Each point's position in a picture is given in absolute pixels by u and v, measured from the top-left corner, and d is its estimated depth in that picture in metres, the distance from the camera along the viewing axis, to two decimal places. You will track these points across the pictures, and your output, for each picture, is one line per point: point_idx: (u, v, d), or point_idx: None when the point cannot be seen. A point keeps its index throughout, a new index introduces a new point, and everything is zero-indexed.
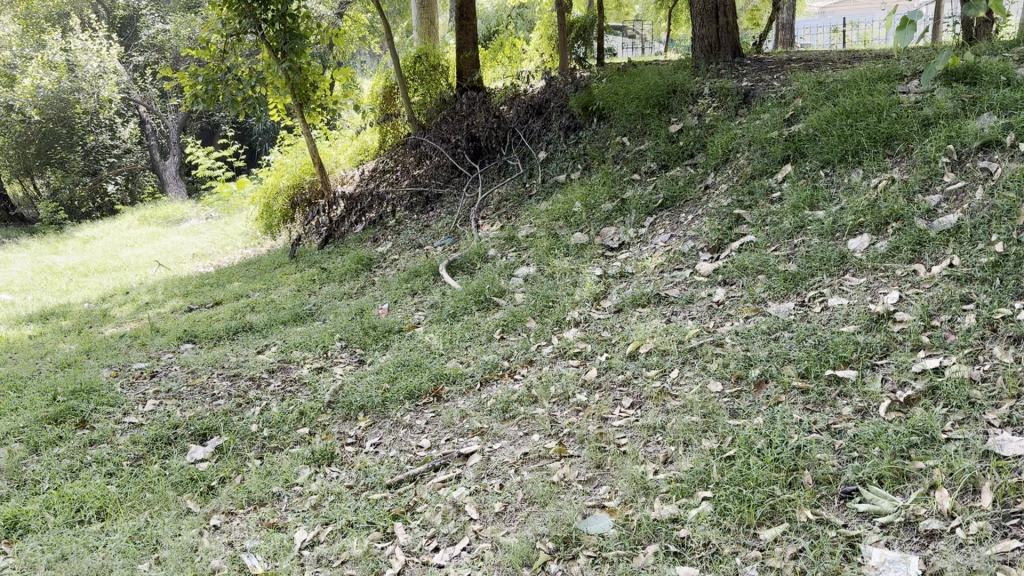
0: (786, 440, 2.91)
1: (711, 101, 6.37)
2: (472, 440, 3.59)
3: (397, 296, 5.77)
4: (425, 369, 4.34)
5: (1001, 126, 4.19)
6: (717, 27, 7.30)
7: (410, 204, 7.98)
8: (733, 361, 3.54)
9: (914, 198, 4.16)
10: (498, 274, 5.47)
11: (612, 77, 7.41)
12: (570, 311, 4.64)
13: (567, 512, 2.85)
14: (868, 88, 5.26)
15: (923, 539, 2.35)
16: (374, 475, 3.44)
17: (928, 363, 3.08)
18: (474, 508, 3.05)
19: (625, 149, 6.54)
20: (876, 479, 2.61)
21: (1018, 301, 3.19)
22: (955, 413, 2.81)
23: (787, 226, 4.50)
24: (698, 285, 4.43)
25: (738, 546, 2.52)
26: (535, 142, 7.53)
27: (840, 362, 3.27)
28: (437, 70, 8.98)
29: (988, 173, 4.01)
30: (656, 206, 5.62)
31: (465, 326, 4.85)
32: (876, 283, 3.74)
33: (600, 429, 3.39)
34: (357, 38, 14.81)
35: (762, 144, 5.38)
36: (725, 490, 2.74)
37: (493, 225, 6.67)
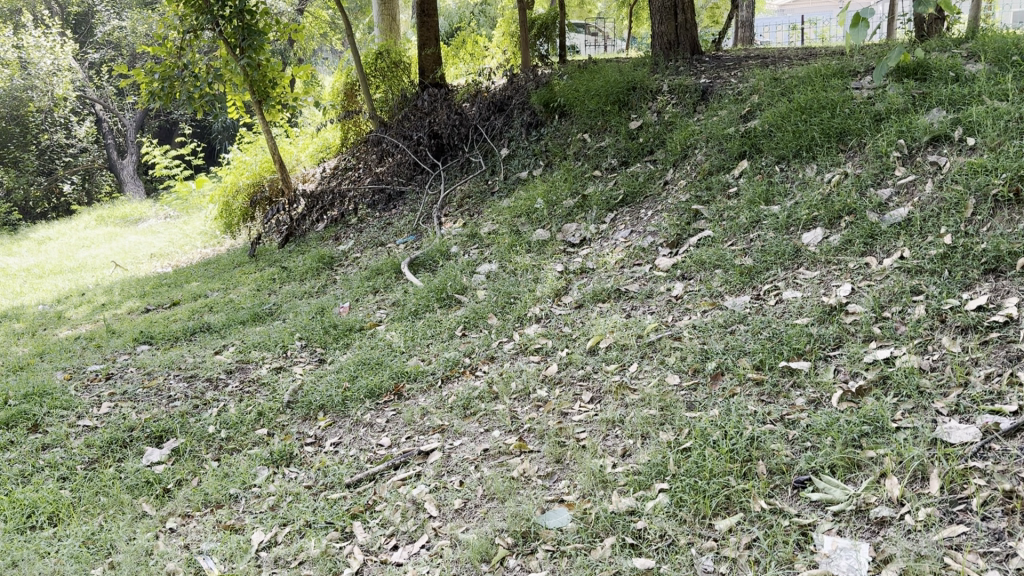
0: (741, 431, 2.94)
1: (670, 98, 6.41)
2: (432, 437, 3.58)
3: (359, 294, 5.74)
4: (385, 368, 4.32)
5: (950, 120, 4.28)
6: (676, 24, 7.35)
7: (371, 202, 7.90)
8: (691, 354, 3.58)
9: (866, 191, 4.23)
10: (460, 271, 5.46)
11: (574, 73, 7.42)
12: (531, 307, 4.65)
13: (526, 507, 2.86)
14: (822, 84, 5.34)
15: (874, 526, 2.40)
16: (332, 475, 3.42)
17: (879, 353, 3.14)
18: (434, 505, 3.04)
19: (586, 146, 6.57)
20: (828, 468, 2.66)
21: (966, 293, 3.27)
22: (905, 402, 2.87)
23: (743, 221, 4.55)
24: (657, 280, 4.47)
25: (694, 536, 2.55)
26: (497, 139, 7.52)
27: (793, 354, 3.33)
28: (398, 67, 8.91)
29: (937, 167, 4.09)
30: (616, 202, 5.65)
31: (427, 324, 4.83)
32: (829, 276, 3.80)
33: (560, 423, 3.41)
34: (318, 35, 14.67)
35: (720, 140, 5.44)
36: (682, 481, 2.77)
37: (454, 223, 6.66)
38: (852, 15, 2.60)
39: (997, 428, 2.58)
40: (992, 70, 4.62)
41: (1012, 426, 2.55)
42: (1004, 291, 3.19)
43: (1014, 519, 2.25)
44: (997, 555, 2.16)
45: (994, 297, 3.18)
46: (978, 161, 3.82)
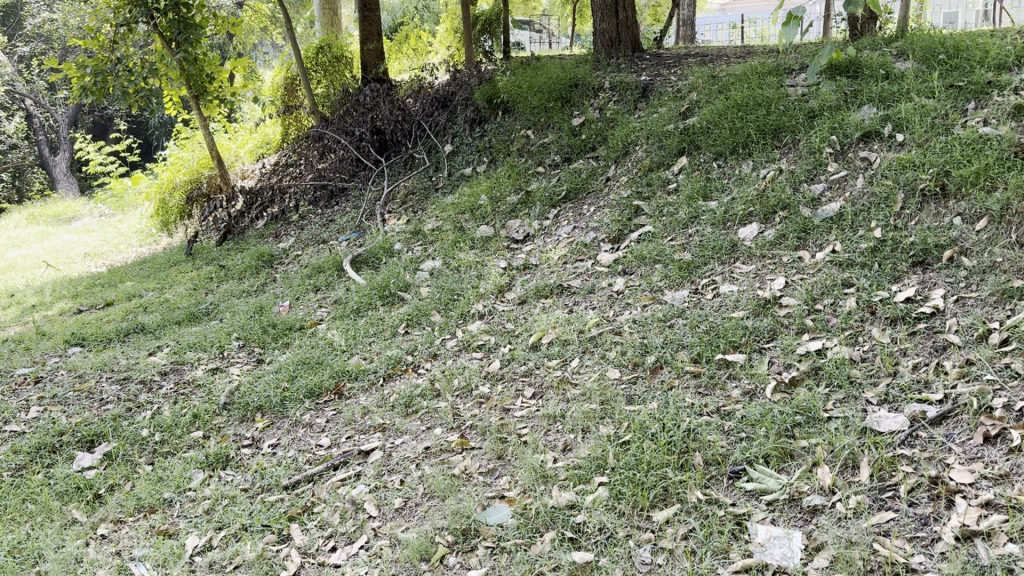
0: (679, 423, 2.98)
1: (611, 95, 6.46)
2: (373, 437, 3.54)
3: (299, 292, 5.65)
4: (326, 367, 4.25)
5: (880, 117, 4.39)
6: (617, 21, 7.40)
7: (314, 199, 7.80)
8: (631, 349, 3.60)
9: (800, 187, 4.32)
10: (403, 268, 5.41)
11: (516, 69, 7.41)
12: (475, 304, 4.63)
13: (467, 504, 2.84)
14: (757, 81, 5.43)
15: (806, 514, 2.44)
16: (270, 477, 3.35)
17: (811, 345, 3.20)
18: (374, 505, 3.00)
19: (530, 142, 6.58)
20: (763, 458, 2.71)
21: (895, 285, 3.36)
22: (837, 392, 2.93)
23: (682, 216, 4.61)
24: (599, 276, 4.49)
25: (632, 529, 2.57)
26: (440, 135, 7.48)
27: (729, 347, 3.38)
28: (340, 62, 8.78)
29: (867, 163, 4.20)
30: (559, 198, 5.66)
31: (369, 321, 4.78)
32: (764, 270, 3.87)
33: (502, 420, 3.40)
34: (258, 29, 14.41)
35: (659, 137, 5.50)
36: (620, 474, 2.78)
37: (398, 219, 6.60)
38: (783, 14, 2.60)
39: (924, 416, 2.66)
40: (921, 68, 4.75)
41: (937, 414, 2.64)
42: (931, 283, 3.29)
43: (939, 504, 2.31)
44: (923, 540, 2.22)
45: (921, 289, 3.28)
46: (906, 157, 3.93)
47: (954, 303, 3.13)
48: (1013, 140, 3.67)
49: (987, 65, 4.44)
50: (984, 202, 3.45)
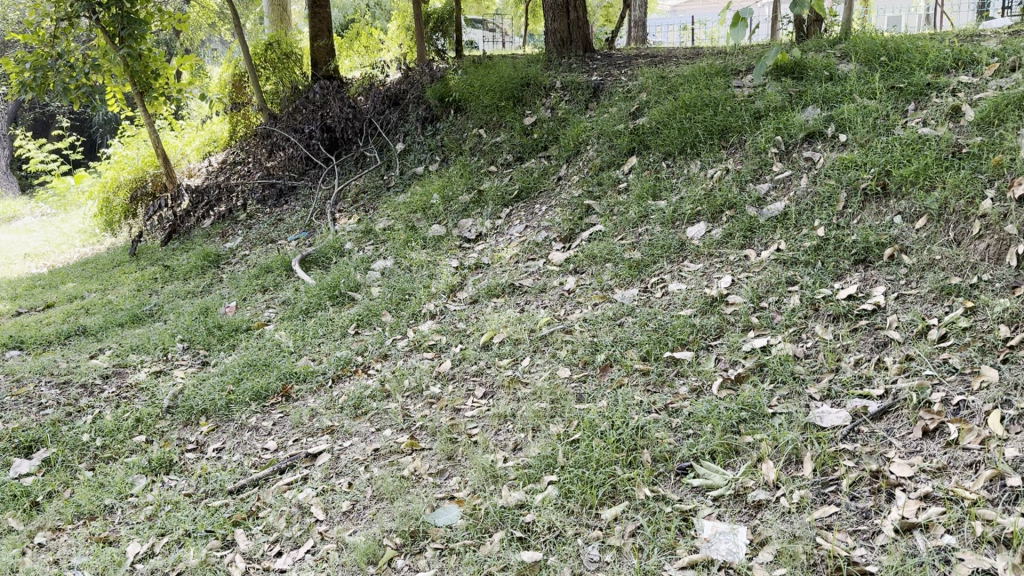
0: (627, 421, 2.99)
1: (562, 94, 6.48)
2: (321, 439, 3.49)
3: (246, 293, 5.55)
4: (273, 369, 4.18)
5: (824, 118, 4.47)
6: (568, 21, 7.41)
7: (262, 197, 7.67)
8: (581, 347, 3.61)
9: (746, 186, 4.39)
10: (354, 268, 5.35)
11: (468, 68, 7.39)
12: (426, 303, 4.60)
13: (415, 506, 2.81)
14: (705, 82, 5.49)
15: (751, 509, 2.48)
16: (214, 481, 3.29)
17: (756, 342, 3.25)
18: (321, 508, 2.96)
19: (482, 141, 6.56)
20: (709, 454, 2.74)
21: (837, 283, 3.43)
22: (781, 388, 2.98)
23: (632, 215, 4.64)
24: (550, 275, 4.50)
25: (581, 527, 2.57)
26: (392, 133, 7.41)
27: (677, 345, 3.42)
28: (290, 58, 8.50)
29: (811, 163, 4.27)
30: (511, 197, 5.66)
31: (318, 322, 4.71)
32: (711, 269, 3.92)
33: (452, 420, 3.38)
34: (207, 25, 14.17)
35: (610, 137, 5.52)
36: (570, 473, 2.79)
37: (348, 218, 6.53)
38: (732, 16, 2.62)
39: (865, 411, 2.72)
40: (863, 70, 4.86)
41: (879, 409, 2.70)
42: (873, 280, 3.37)
43: (879, 497, 2.36)
44: (864, 533, 2.26)
45: (862, 286, 3.35)
46: (848, 157, 4.00)
47: (894, 300, 3.20)
48: (951, 140, 3.76)
49: (926, 67, 4.55)
50: (923, 201, 3.54)
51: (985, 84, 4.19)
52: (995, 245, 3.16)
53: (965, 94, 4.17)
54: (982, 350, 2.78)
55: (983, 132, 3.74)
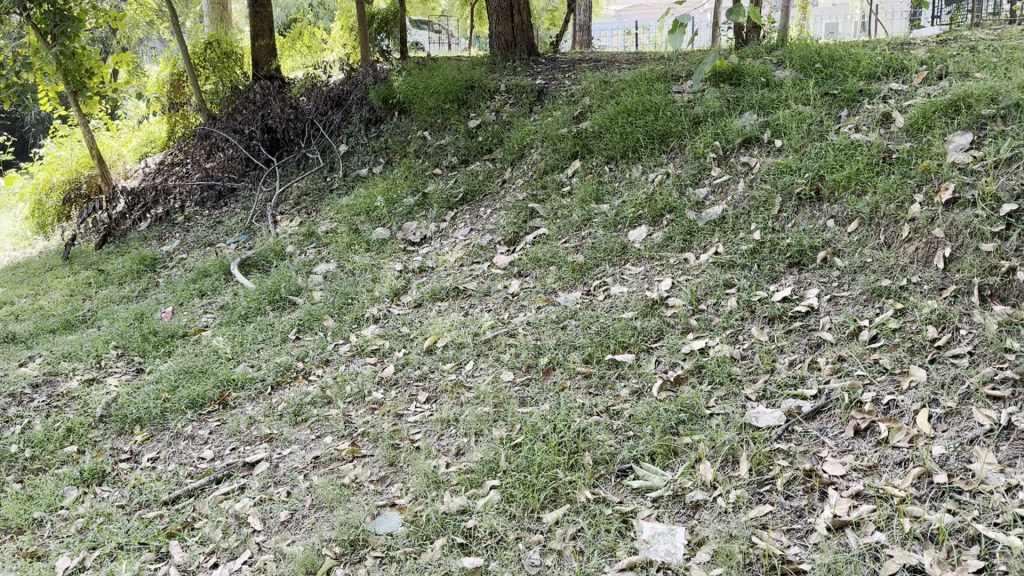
0: (569, 424, 3.01)
1: (507, 98, 6.50)
2: (260, 448, 3.43)
3: (183, 298, 5.42)
4: (210, 376, 4.09)
5: (760, 123, 4.57)
6: (512, 25, 7.43)
7: (200, 199, 7.49)
8: (524, 351, 3.62)
9: (685, 190, 4.45)
10: (295, 272, 5.27)
11: (412, 70, 7.35)
12: (368, 308, 4.55)
13: (355, 514, 2.78)
14: (646, 87, 5.56)
15: (689, 510, 2.51)
16: (148, 492, 3.20)
17: (695, 344, 3.30)
18: (258, 519, 2.91)
19: (426, 143, 6.53)
20: (649, 456, 2.77)
21: (772, 285, 3.51)
22: (718, 389, 3.03)
23: (576, 219, 4.67)
24: (495, 278, 4.50)
25: (522, 531, 2.57)
26: (334, 135, 7.34)
27: (619, 347, 3.45)
28: (231, 57, 8.30)
29: (748, 167, 4.36)
30: (456, 200, 5.64)
31: (257, 327, 4.63)
32: (652, 272, 3.96)
33: (395, 426, 3.35)
34: (144, 24, 13.82)
35: (553, 140, 5.55)
36: (512, 477, 2.79)
37: (289, 221, 6.44)
38: (670, 22, 2.62)
39: (799, 411, 2.78)
40: (798, 76, 4.97)
41: (812, 409, 2.77)
42: (807, 283, 3.45)
43: (813, 496, 2.42)
44: (798, 531, 2.31)
45: (797, 289, 3.43)
46: (784, 162, 4.09)
47: (827, 302, 3.28)
48: (882, 146, 3.87)
49: (859, 74, 4.68)
50: (855, 205, 3.63)
51: (914, 92, 4.33)
52: (923, 248, 3.26)
53: (895, 101, 4.29)
54: (910, 350, 2.87)
55: (912, 139, 3.85)
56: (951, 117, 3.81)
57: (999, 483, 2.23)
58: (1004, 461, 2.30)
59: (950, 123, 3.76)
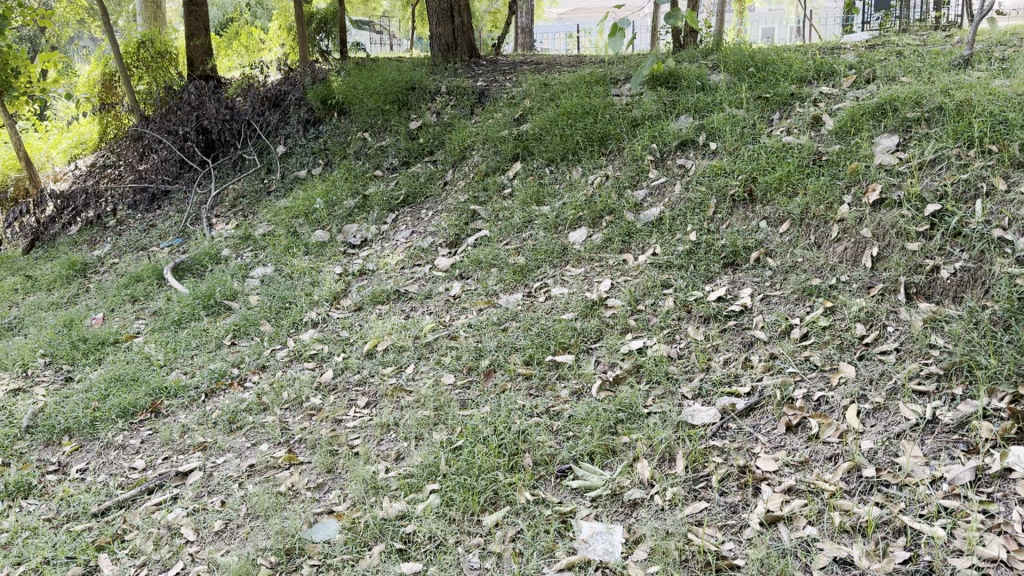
0: (510, 426, 3.01)
1: (448, 99, 6.49)
2: (193, 457, 3.35)
3: (114, 303, 5.27)
4: (141, 384, 3.98)
5: (695, 126, 4.64)
6: (453, 26, 7.41)
7: (133, 202, 7.28)
8: (466, 353, 3.61)
9: (624, 192, 4.50)
10: (231, 276, 5.17)
11: (351, 71, 7.29)
12: (307, 312, 4.48)
13: (292, 522, 2.73)
14: (586, 90, 5.61)
15: (627, 508, 2.53)
16: (76, 505, 3.10)
17: (633, 344, 3.33)
18: (191, 529, 2.84)
19: (366, 144, 6.47)
20: (588, 456, 2.78)
21: (708, 285, 3.57)
22: (656, 388, 3.06)
23: (517, 221, 4.68)
24: (436, 280, 4.48)
25: (461, 535, 2.56)
26: (272, 136, 7.22)
27: (559, 348, 3.47)
28: (165, 57, 8.01)
29: (684, 169, 4.43)
30: (397, 202, 5.59)
31: (191, 333, 4.53)
32: (592, 273, 3.99)
33: (333, 431, 3.31)
34: (76, 22, 13.41)
35: (494, 142, 5.56)
36: (451, 480, 2.77)
37: (225, 224, 6.31)
38: (609, 25, 2.62)
39: (733, 408, 2.84)
40: (733, 80, 5.07)
41: (746, 407, 2.82)
42: (740, 283, 3.52)
43: (746, 492, 2.46)
44: (733, 527, 2.35)
45: (731, 288, 3.50)
46: (718, 164, 4.16)
47: (760, 302, 3.35)
48: (813, 149, 3.97)
49: (790, 78, 4.80)
50: (786, 206, 3.72)
51: (844, 95, 4.45)
52: (851, 248, 3.36)
53: (825, 104, 4.41)
54: (840, 347, 2.94)
55: (841, 141, 3.96)
56: (879, 120, 3.92)
57: (924, 475, 2.31)
58: (929, 454, 2.38)
59: (878, 126, 3.87)
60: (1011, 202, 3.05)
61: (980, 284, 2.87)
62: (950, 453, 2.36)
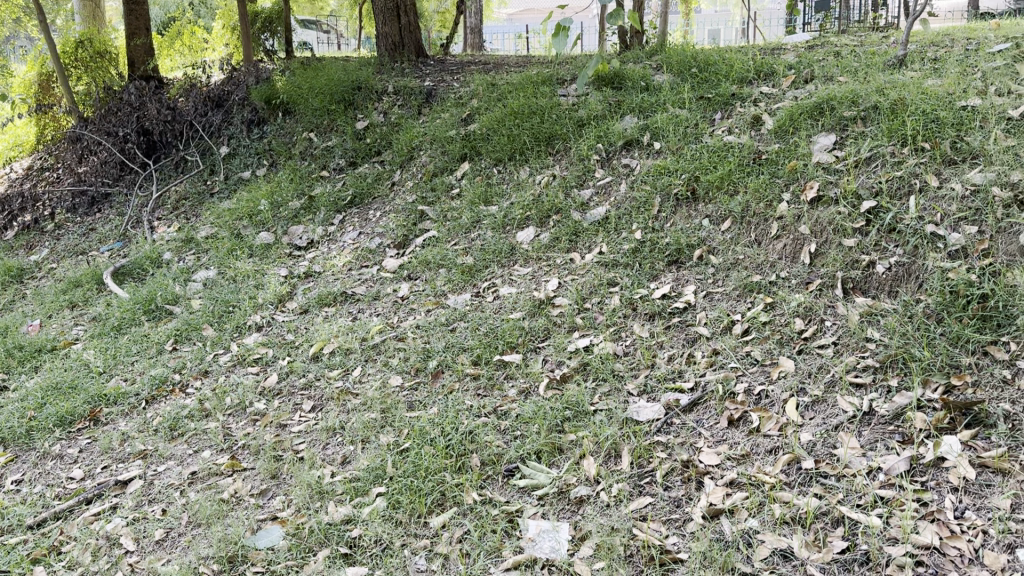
0: (457, 427, 3.00)
1: (395, 99, 6.45)
2: (133, 465, 3.27)
3: (51, 309, 5.12)
4: (79, 392, 3.87)
5: (640, 126, 4.68)
6: (399, 26, 7.37)
7: (71, 205, 7.08)
8: (413, 355, 3.59)
9: (571, 191, 4.52)
10: (173, 280, 5.07)
11: (296, 70, 7.20)
12: (251, 316, 4.41)
13: (235, 529, 2.68)
14: (532, 90, 5.63)
15: (573, 506, 2.54)
16: (11, 517, 3.00)
17: (580, 342, 3.35)
18: (130, 539, 2.77)
19: (312, 144, 6.40)
20: (535, 454, 2.79)
21: (653, 283, 3.60)
22: (602, 385, 3.09)
23: (464, 221, 4.67)
24: (384, 282, 4.45)
25: (408, 538, 2.54)
26: (215, 136, 7.11)
27: (507, 347, 3.47)
28: (104, 57, 7.79)
29: (629, 169, 4.47)
30: (344, 203, 5.53)
31: (131, 339, 4.42)
32: (539, 272, 4.01)
33: (277, 437, 3.26)
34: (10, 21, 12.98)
35: (441, 142, 5.55)
36: (398, 483, 2.75)
37: (167, 227, 6.18)
38: (552, 26, 2.58)
39: (677, 404, 2.87)
40: (676, 80, 5.13)
41: (689, 402, 2.86)
42: (684, 280, 3.56)
43: (690, 486, 2.50)
44: (676, 521, 2.38)
45: (675, 286, 3.54)
46: (662, 164, 4.21)
47: (703, 298, 3.40)
48: (753, 147, 4.04)
49: (732, 78, 4.88)
50: (728, 204, 3.77)
51: (783, 95, 4.54)
52: (790, 244, 3.42)
53: (765, 104, 4.50)
54: (780, 342, 3.00)
55: (780, 140, 4.04)
56: (816, 119, 4.01)
57: (861, 466, 2.36)
58: (866, 446, 2.44)
59: (815, 125, 3.96)
60: (943, 198, 3.14)
61: (915, 278, 2.96)
62: (886, 444, 2.42)
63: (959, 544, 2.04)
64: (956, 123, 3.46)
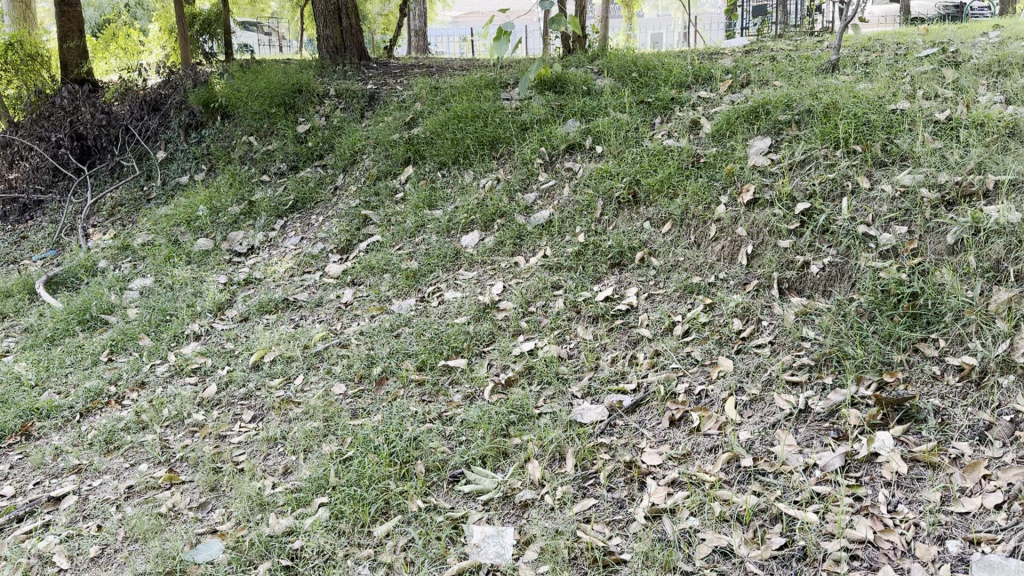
0: (402, 433, 2.98)
1: (337, 102, 6.39)
2: (66, 480, 3.17)
3: None
4: (10, 406, 3.73)
5: (582, 130, 4.72)
6: (341, 28, 7.29)
7: (2, 213, 6.83)
8: (357, 361, 3.55)
9: (515, 195, 4.54)
10: (108, 289, 4.93)
11: (234, 74, 7.08)
12: (188, 324, 4.32)
13: (173, 544, 2.62)
14: (475, 94, 5.63)
15: (518, 510, 2.55)
16: None
17: (525, 346, 3.36)
18: (64, 557, 2.68)
19: (252, 148, 6.30)
20: (479, 460, 2.79)
21: (596, 285, 3.64)
22: (546, 389, 3.10)
23: (409, 225, 4.64)
24: (327, 287, 4.39)
25: (351, 547, 2.50)
26: (152, 141, 6.94)
27: (452, 353, 3.46)
28: (36, 59, 7.45)
29: (572, 172, 4.50)
30: (285, 208, 5.45)
31: (64, 351, 4.29)
32: (484, 276, 4.01)
33: (216, 448, 3.20)
34: None
35: (384, 146, 5.52)
36: (341, 492, 2.71)
37: (103, 234, 6.01)
38: (494, 31, 2.54)
39: (620, 406, 2.89)
40: (617, 84, 5.19)
41: (632, 403, 2.89)
42: (627, 283, 3.60)
43: (632, 487, 2.52)
44: (620, 522, 2.40)
45: (618, 288, 3.57)
46: (605, 168, 4.25)
47: (645, 300, 3.44)
48: (692, 151, 4.10)
49: (671, 82, 4.95)
50: (668, 207, 3.82)
51: (720, 99, 4.62)
52: (728, 246, 3.48)
53: (703, 108, 4.57)
54: (719, 342, 3.05)
55: (718, 143, 4.10)
56: (752, 122, 4.09)
57: (798, 463, 2.41)
58: (802, 443, 2.49)
59: (751, 129, 4.04)
60: (874, 199, 3.23)
61: (848, 278, 3.03)
62: (821, 441, 2.48)
63: (891, 538, 2.09)
64: (885, 126, 3.56)
